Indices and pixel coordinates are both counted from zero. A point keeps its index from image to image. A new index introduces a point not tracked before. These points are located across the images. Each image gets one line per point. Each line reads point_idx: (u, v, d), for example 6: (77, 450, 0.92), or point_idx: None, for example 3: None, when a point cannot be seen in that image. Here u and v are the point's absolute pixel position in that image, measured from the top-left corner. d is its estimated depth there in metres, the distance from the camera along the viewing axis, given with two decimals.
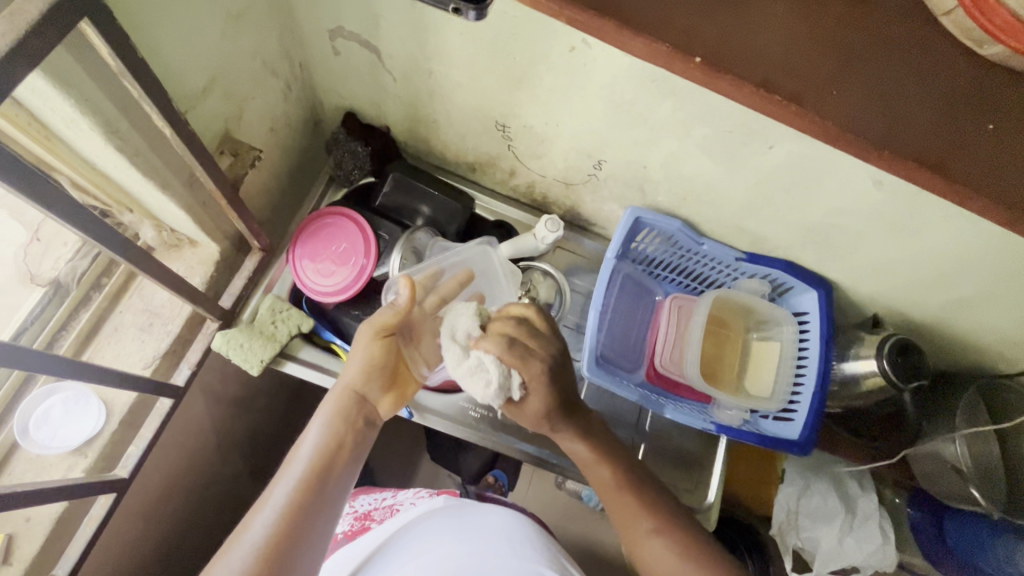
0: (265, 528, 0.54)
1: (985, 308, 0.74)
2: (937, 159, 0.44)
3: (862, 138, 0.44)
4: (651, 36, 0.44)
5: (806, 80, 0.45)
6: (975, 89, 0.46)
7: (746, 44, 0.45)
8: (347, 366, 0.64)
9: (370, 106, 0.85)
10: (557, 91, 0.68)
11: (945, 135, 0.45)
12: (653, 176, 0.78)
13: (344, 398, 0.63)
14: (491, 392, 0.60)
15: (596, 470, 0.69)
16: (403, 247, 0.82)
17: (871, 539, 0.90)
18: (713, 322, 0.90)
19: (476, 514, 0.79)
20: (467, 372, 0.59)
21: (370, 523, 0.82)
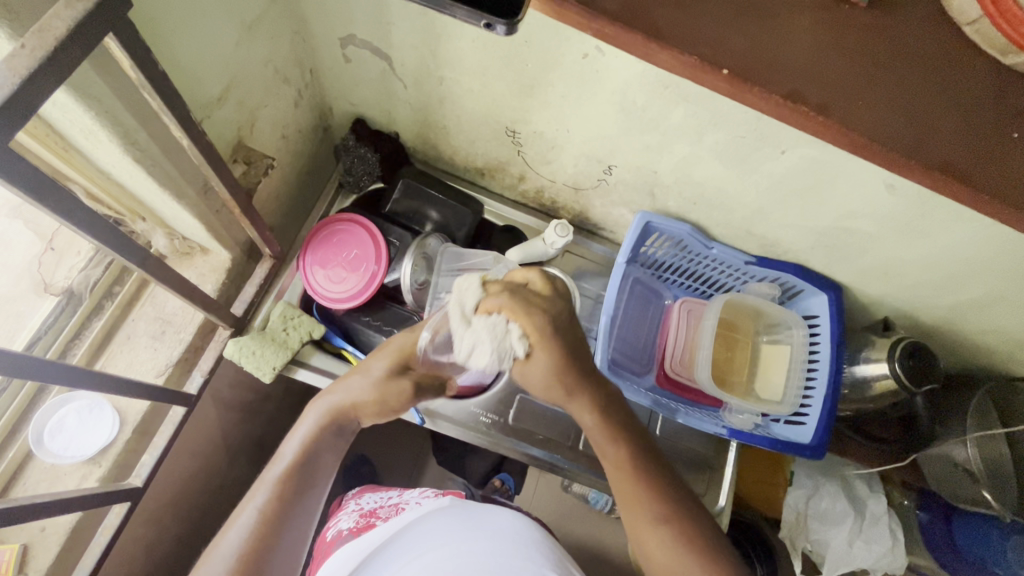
0: (239, 542, 0.52)
1: (998, 311, 0.74)
2: (960, 168, 0.45)
3: (887, 148, 0.45)
4: (676, 47, 0.44)
5: (829, 90, 0.45)
6: (999, 97, 0.47)
7: (775, 54, 0.46)
8: (362, 392, 0.60)
9: (380, 113, 0.86)
10: (569, 97, 0.68)
11: (970, 144, 0.45)
12: (664, 181, 0.78)
13: (331, 412, 0.61)
14: (485, 358, 0.57)
15: (607, 452, 0.62)
16: (415, 254, 0.81)
17: (878, 541, 0.90)
18: (724, 326, 0.90)
19: (483, 516, 0.79)
20: (461, 339, 0.58)
21: (375, 520, 0.81)
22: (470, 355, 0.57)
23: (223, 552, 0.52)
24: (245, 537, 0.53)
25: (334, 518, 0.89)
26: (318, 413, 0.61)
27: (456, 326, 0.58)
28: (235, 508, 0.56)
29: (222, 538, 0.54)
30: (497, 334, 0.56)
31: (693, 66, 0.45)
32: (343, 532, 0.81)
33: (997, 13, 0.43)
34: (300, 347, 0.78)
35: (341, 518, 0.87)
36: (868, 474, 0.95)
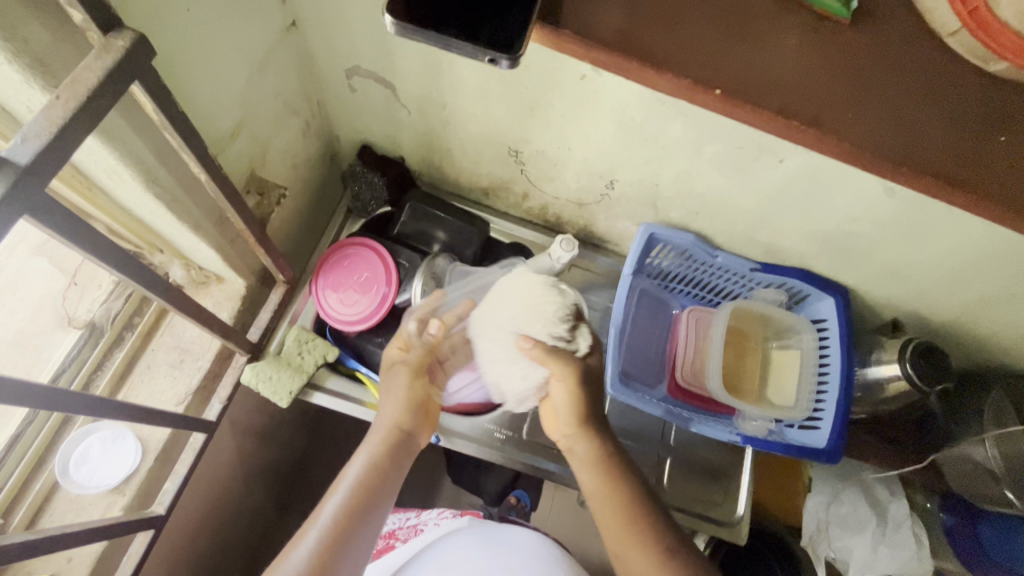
0: (311, 549, 0.55)
1: (1006, 308, 0.75)
2: (954, 173, 0.46)
3: (880, 156, 0.46)
4: (672, 71, 0.46)
5: (822, 104, 0.47)
6: (983, 102, 0.48)
7: (766, 72, 0.47)
8: (389, 404, 0.70)
9: (386, 138, 0.88)
10: (569, 115, 0.70)
11: (961, 149, 0.47)
12: (665, 193, 0.79)
13: (384, 432, 0.68)
14: (556, 309, 0.71)
15: (582, 474, 0.67)
16: (424, 272, 0.85)
17: (904, 547, 0.88)
18: (733, 334, 0.91)
19: (499, 537, 0.78)
20: (545, 295, 0.72)
21: (395, 542, 0.83)
22: (543, 304, 0.71)
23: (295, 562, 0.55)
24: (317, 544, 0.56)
25: None
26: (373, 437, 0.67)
27: (540, 283, 0.73)
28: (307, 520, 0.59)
29: (295, 544, 0.57)
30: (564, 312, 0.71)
31: (688, 85, 0.46)
32: None
33: (973, 25, 0.45)
34: (315, 370, 0.80)
35: None
36: (888, 478, 0.95)
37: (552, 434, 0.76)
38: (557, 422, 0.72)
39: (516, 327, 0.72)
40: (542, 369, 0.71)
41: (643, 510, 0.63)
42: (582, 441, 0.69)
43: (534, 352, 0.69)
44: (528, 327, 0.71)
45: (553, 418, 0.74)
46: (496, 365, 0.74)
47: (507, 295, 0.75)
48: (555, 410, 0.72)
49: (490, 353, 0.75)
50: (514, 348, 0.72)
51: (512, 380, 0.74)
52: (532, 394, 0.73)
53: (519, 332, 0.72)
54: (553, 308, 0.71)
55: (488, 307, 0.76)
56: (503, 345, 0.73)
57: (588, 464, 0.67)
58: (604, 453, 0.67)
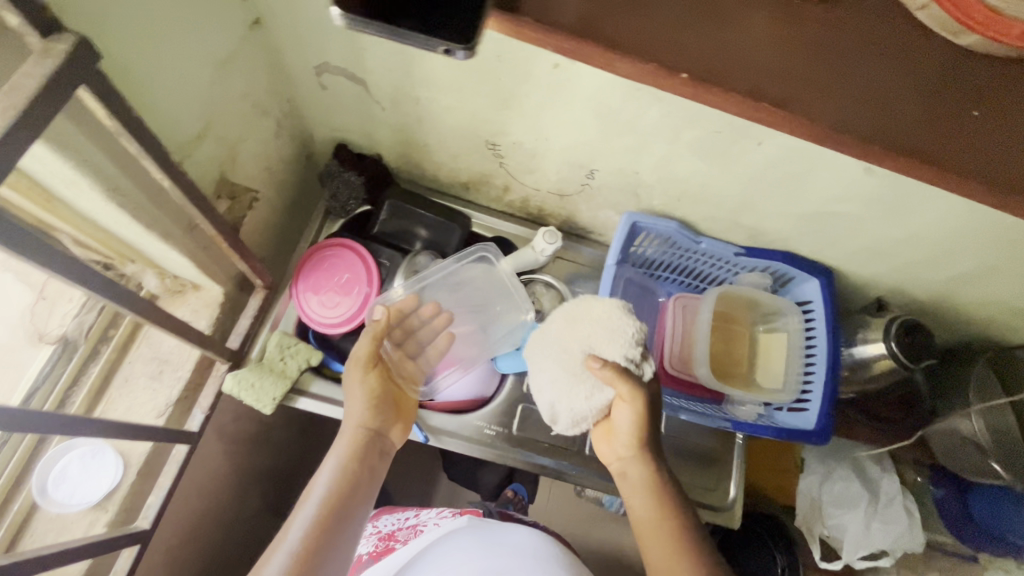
0: (287, 560, 0.55)
1: (988, 281, 0.75)
2: (927, 151, 0.46)
3: (851, 136, 0.45)
4: (637, 56, 0.45)
5: (786, 86, 0.46)
6: (957, 77, 0.47)
7: (733, 54, 0.46)
8: (353, 405, 0.70)
9: (361, 135, 0.86)
10: (545, 105, 0.68)
11: (933, 127, 0.46)
12: (645, 180, 0.79)
13: (352, 436, 0.68)
14: (632, 332, 0.69)
15: (632, 498, 0.67)
16: (405, 270, 0.85)
17: (896, 521, 0.91)
18: (719, 319, 0.91)
19: (499, 536, 0.78)
20: (615, 318, 0.70)
21: (395, 544, 0.83)
22: (618, 326, 0.69)
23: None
24: (292, 556, 0.55)
25: None
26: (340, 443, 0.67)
27: (614, 305, 0.71)
28: (280, 531, 0.59)
29: (271, 556, 0.56)
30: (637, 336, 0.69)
31: (648, 70, 0.45)
32: (364, 557, 0.83)
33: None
34: (298, 375, 0.79)
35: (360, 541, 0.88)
36: (880, 455, 0.97)
37: (602, 456, 0.74)
38: (614, 444, 0.71)
39: (590, 347, 0.70)
40: (609, 390, 0.69)
41: (690, 542, 0.62)
42: (637, 466, 0.68)
43: (604, 372, 0.67)
44: (601, 348, 0.69)
45: (608, 440, 0.72)
46: (557, 382, 0.72)
47: (575, 315, 0.73)
48: (613, 432, 0.71)
49: (551, 368, 0.72)
50: (584, 369, 0.70)
51: (573, 402, 0.71)
52: (592, 416, 0.71)
53: (590, 352, 0.70)
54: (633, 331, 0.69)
55: (557, 325, 0.73)
56: (568, 363, 0.71)
57: (639, 490, 0.67)
58: (656, 479, 0.67)
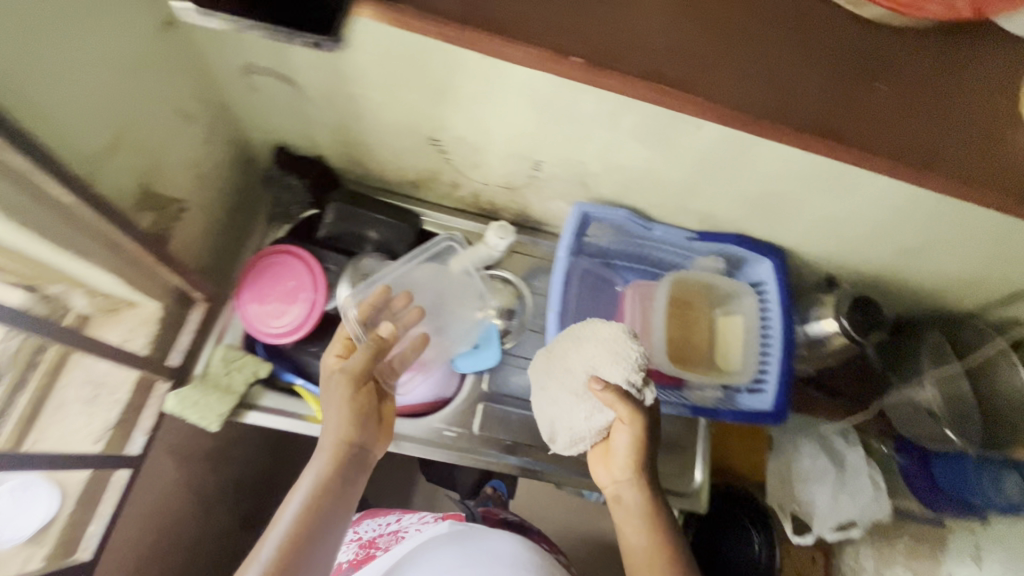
0: None
1: (932, 251, 0.77)
2: (832, 125, 0.48)
3: (758, 114, 0.48)
4: (527, 41, 0.47)
5: (692, 68, 0.48)
6: (858, 56, 0.51)
7: (633, 40, 0.49)
8: (333, 418, 0.65)
9: (301, 137, 0.83)
10: (481, 97, 0.67)
11: (838, 101, 0.49)
12: (592, 169, 0.77)
13: (332, 451, 0.64)
14: (635, 356, 0.68)
15: (627, 526, 0.69)
16: (352, 275, 0.82)
17: (861, 492, 0.94)
18: (677, 305, 0.91)
19: (482, 539, 0.79)
20: (618, 341, 0.69)
21: (376, 551, 0.82)
22: (621, 350, 0.68)
23: None
24: None
25: None
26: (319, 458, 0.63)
27: (619, 329, 0.70)
28: (250, 552, 0.57)
29: None
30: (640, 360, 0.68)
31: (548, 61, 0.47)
32: (343, 565, 0.82)
33: None
34: (246, 389, 0.76)
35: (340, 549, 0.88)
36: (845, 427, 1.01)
37: (595, 478, 0.75)
38: (612, 467, 0.71)
39: (592, 367, 0.69)
40: (609, 413, 0.68)
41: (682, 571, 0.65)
42: (633, 492, 0.69)
43: (604, 395, 0.67)
44: (602, 368, 0.68)
45: (606, 463, 0.72)
46: (558, 402, 0.72)
47: (577, 337, 0.72)
48: (612, 454, 0.71)
49: (554, 389, 0.72)
50: (585, 389, 0.69)
51: (573, 421, 0.70)
52: (590, 438, 0.70)
53: (591, 372, 0.69)
54: (635, 354, 0.68)
55: (563, 346, 0.73)
56: (570, 382, 0.70)
57: (636, 519, 0.68)
58: (651, 508, 0.68)
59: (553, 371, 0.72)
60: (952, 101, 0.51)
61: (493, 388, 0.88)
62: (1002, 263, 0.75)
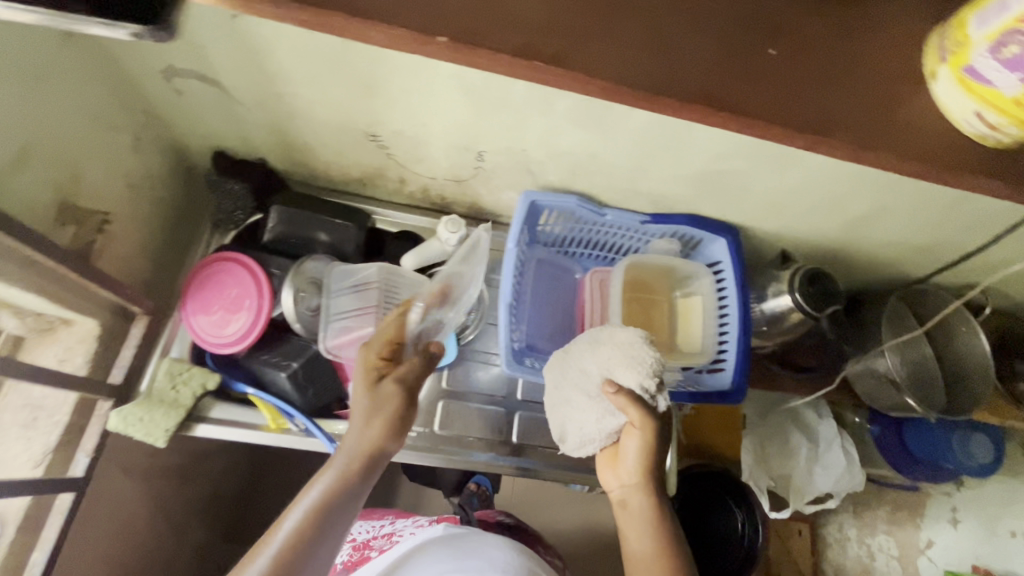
0: None
1: (881, 220, 0.77)
2: (720, 96, 0.46)
3: (639, 88, 0.45)
4: (386, 22, 0.42)
5: (569, 37, 0.45)
6: (741, 20, 0.48)
7: (497, 12, 0.45)
8: (354, 425, 0.60)
9: (238, 141, 0.81)
10: (411, 89, 0.65)
11: (724, 69, 0.46)
12: (536, 157, 0.76)
13: (353, 457, 0.59)
14: (651, 361, 0.67)
15: (632, 532, 0.64)
16: (299, 280, 0.79)
17: (834, 465, 0.98)
18: (635, 289, 0.90)
19: (474, 546, 0.76)
20: (636, 347, 0.68)
21: (369, 553, 0.84)
22: (637, 353, 0.68)
23: None
24: None
25: None
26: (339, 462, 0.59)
27: (636, 334, 0.70)
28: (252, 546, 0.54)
29: None
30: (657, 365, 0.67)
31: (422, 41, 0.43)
32: (338, 567, 0.86)
33: None
34: (194, 402, 0.74)
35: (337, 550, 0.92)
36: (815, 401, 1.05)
37: (603, 484, 0.71)
38: (619, 471, 0.68)
39: (608, 371, 0.69)
40: (619, 416, 0.67)
41: None
42: (639, 499, 0.65)
43: (618, 399, 0.65)
44: (617, 372, 0.68)
45: (614, 466, 0.69)
46: (572, 403, 0.72)
47: (599, 342, 0.72)
48: (620, 457, 0.68)
49: (568, 390, 0.73)
50: (600, 393, 0.69)
51: (585, 423, 0.70)
52: (599, 441, 0.69)
53: (606, 376, 0.69)
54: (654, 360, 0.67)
55: (580, 348, 0.73)
56: (586, 384, 0.71)
57: (640, 525, 0.64)
58: (657, 518, 0.63)
59: (573, 374, 0.73)
60: (842, 56, 0.49)
61: (453, 385, 0.87)
62: (948, 228, 0.75)
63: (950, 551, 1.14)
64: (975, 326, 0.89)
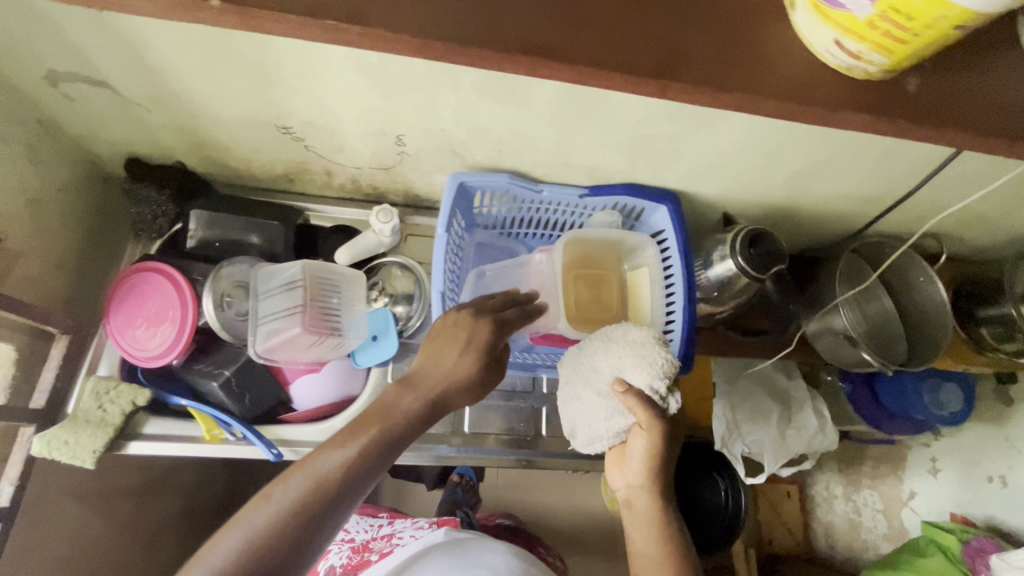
0: (288, 504, 0.46)
1: (820, 173, 0.74)
2: (543, 43, 0.41)
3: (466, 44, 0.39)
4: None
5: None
6: None
7: None
8: (435, 373, 0.57)
9: (149, 146, 0.77)
10: (308, 74, 0.62)
11: (548, 14, 0.42)
12: (457, 136, 0.73)
13: (427, 399, 0.56)
14: (661, 361, 0.67)
15: (637, 531, 0.68)
16: (218, 284, 0.76)
17: (806, 426, 1.01)
18: (582, 265, 0.88)
19: (473, 557, 0.79)
20: (648, 350, 0.68)
21: (369, 555, 0.86)
22: (649, 354, 0.67)
23: (266, 509, 0.46)
24: (293, 500, 0.46)
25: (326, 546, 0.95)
26: (413, 397, 0.56)
27: (647, 334, 0.70)
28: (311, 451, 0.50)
29: (286, 478, 0.48)
30: (670, 367, 0.67)
31: (261, 17, 0.38)
32: (338, 569, 0.87)
33: None
34: (123, 419, 0.71)
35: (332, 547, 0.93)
36: (788, 365, 1.08)
37: (610, 481, 0.73)
38: (625, 471, 0.70)
39: (621, 369, 0.68)
40: (629, 416, 0.68)
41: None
42: (646, 501, 0.68)
43: (627, 398, 0.66)
44: (627, 372, 0.68)
45: (620, 466, 0.71)
46: (582, 399, 0.71)
47: (609, 340, 0.71)
48: (626, 457, 0.69)
49: (579, 386, 0.72)
50: (608, 393, 0.69)
51: (594, 420, 0.70)
52: (606, 439, 0.71)
53: (615, 376, 0.69)
54: (671, 363, 0.67)
55: (593, 346, 0.71)
56: (594, 381, 0.70)
57: (647, 527, 0.67)
58: (663, 524, 0.67)
59: (581, 371, 0.72)
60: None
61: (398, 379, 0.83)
62: (888, 175, 0.73)
63: (932, 500, 1.13)
64: (933, 276, 0.85)
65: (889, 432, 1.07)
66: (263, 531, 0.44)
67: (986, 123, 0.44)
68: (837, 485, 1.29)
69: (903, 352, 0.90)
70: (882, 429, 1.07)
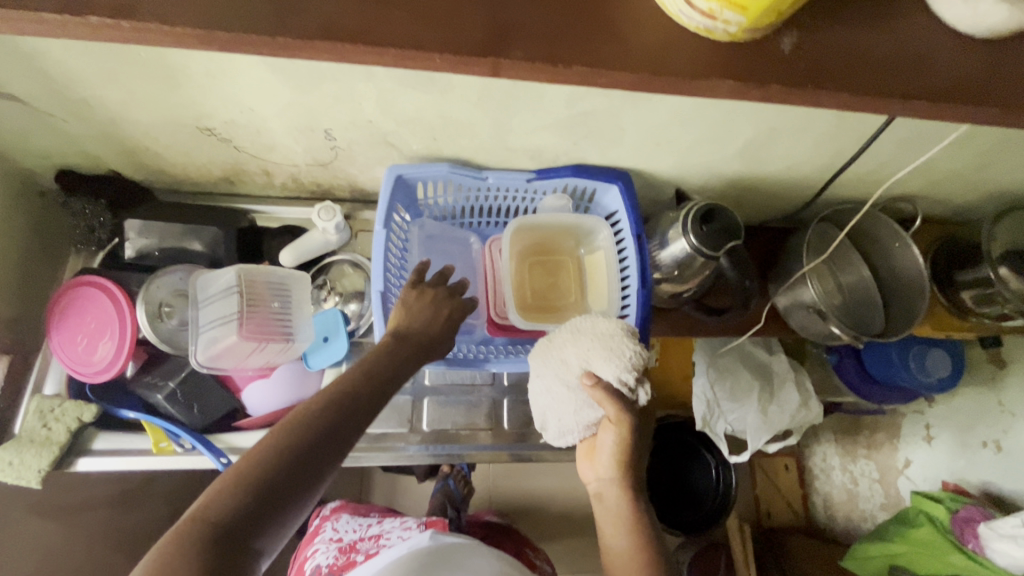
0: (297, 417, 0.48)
1: (773, 140, 0.70)
2: (354, 28, 0.38)
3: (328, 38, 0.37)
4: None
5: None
6: None
7: None
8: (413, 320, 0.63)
9: (78, 158, 0.75)
10: (215, 73, 0.59)
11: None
12: (387, 126, 0.70)
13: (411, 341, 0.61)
14: (630, 354, 0.64)
15: (610, 527, 0.65)
16: (151, 293, 0.76)
17: (789, 401, 0.98)
18: (537, 253, 0.86)
19: (459, 559, 0.74)
20: (617, 341, 0.65)
21: (356, 556, 0.84)
22: (617, 345, 0.64)
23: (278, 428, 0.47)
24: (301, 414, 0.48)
25: (311, 543, 0.92)
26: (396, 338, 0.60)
27: (617, 326, 0.66)
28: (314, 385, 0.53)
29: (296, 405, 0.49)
30: (641, 358, 0.64)
31: (112, 24, 0.36)
32: (322, 569, 0.84)
33: None
34: (70, 436, 0.71)
35: (318, 545, 0.90)
36: (767, 340, 1.05)
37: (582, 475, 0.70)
38: (596, 465, 0.66)
39: (589, 360, 0.65)
40: (598, 409, 0.65)
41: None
42: (618, 496, 0.64)
43: (595, 391, 0.63)
44: (595, 364, 0.64)
45: (591, 459, 0.67)
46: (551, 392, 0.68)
47: (578, 330, 0.68)
48: (597, 451, 0.66)
49: (548, 378, 0.68)
50: (575, 385, 0.66)
51: (562, 412, 0.67)
52: (578, 432, 0.67)
53: (583, 368, 0.65)
54: (640, 353, 0.64)
55: (561, 337, 0.68)
56: (561, 373, 0.67)
57: (619, 524, 0.64)
58: (635, 519, 0.63)
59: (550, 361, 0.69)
60: None
61: None
62: (845, 137, 0.68)
63: (926, 467, 1.09)
64: (907, 240, 0.80)
65: (877, 403, 1.03)
66: (277, 439, 0.45)
67: (863, 81, 0.42)
68: (833, 455, 1.26)
69: (879, 322, 0.85)
70: (869, 400, 1.03)
